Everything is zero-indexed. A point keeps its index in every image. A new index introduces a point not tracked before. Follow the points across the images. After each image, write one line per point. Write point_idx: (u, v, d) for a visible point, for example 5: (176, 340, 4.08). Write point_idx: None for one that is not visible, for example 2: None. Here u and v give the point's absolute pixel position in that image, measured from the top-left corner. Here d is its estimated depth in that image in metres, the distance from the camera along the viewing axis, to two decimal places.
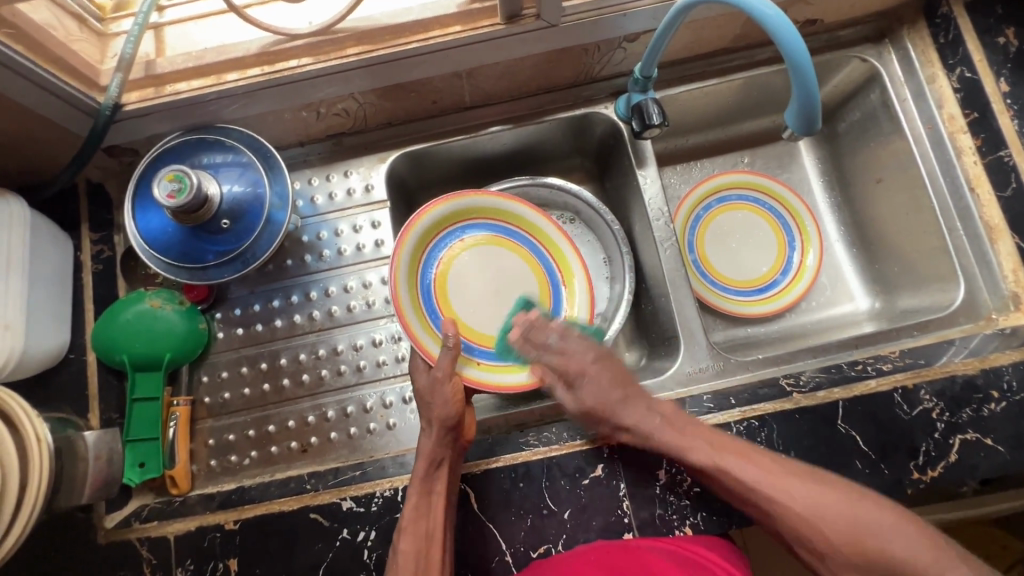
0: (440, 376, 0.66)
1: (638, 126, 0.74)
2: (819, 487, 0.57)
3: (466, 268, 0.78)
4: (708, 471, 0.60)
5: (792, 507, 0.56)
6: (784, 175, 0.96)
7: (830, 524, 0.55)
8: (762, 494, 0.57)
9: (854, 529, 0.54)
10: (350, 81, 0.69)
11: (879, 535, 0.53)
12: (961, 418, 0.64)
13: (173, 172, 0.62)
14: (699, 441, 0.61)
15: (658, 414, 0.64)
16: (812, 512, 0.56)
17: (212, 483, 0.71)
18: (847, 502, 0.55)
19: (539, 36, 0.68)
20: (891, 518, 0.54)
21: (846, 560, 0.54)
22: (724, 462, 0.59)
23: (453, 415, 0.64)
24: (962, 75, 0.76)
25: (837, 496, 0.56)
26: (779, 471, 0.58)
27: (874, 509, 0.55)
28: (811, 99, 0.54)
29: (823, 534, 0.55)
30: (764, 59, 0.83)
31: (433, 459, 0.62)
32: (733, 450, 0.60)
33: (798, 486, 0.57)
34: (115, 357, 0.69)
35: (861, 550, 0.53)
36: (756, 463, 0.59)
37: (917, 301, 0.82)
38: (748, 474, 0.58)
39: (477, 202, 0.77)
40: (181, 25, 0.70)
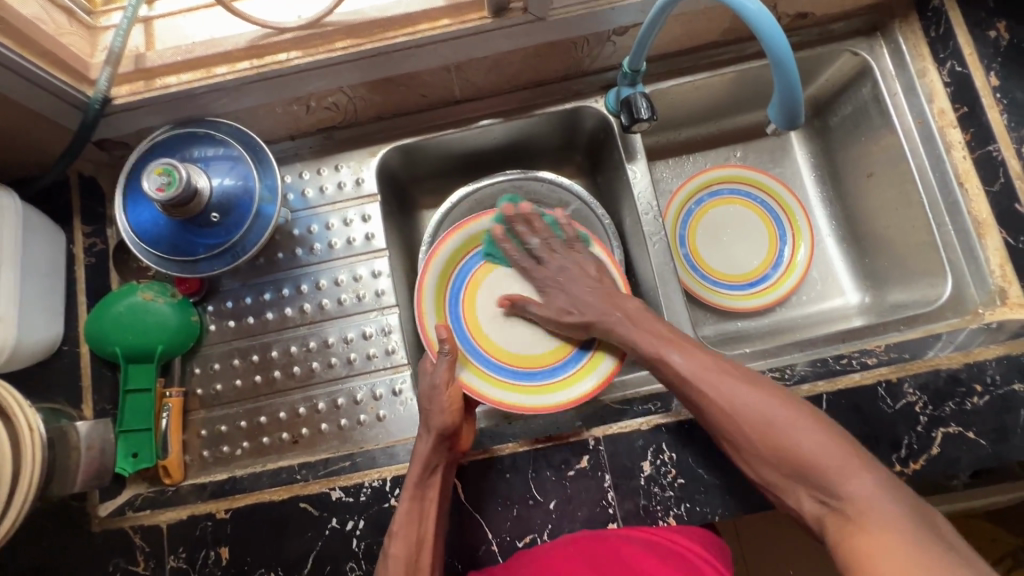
0: (437, 383, 0.67)
1: (626, 120, 0.74)
2: (760, 390, 0.59)
3: (493, 287, 0.78)
4: (650, 362, 0.65)
5: (723, 396, 0.59)
6: (776, 169, 0.97)
7: (751, 419, 0.57)
8: (699, 383, 0.61)
9: (772, 422, 0.57)
10: (340, 75, 0.69)
11: (796, 432, 0.55)
12: (943, 411, 0.64)
13: (162, 166, 0.62)
14: (652, 340, 0.66)
15: (619, 310, 0.70)
16: (745, 409, 0.58)
17: (205, 473, 0.72)
18: (784, 408, 0.57)
19: (526, 30, 0.68)
20: (817, 427, 0.56)
21: (764, 456, 0.57)
22: (666, 353, 0.64)
23: (451, 426, 0.64)
24: (953, 69, 0.75)
25: (776, 402, 0.58)
26: (716, 368, 0.61)
27: (805, 418, 0.56)
28: (793, 94, 0.53)
29: (737, 425, 0.58)
30: (754, 53, 0.83)
31: (427, 465, 0.63)
32: (677, 345, 0.65)
33: (727, 382, 0.60)
34: (108, 349, 0.70)
35: (774, 441, 0.56)
36: (705, 366, 0.62)
37: (906, 296, 0.82)
38: (702, 381, 0.61)
39: (495, 223, 0.79)
40: (170, 18, 0.70)
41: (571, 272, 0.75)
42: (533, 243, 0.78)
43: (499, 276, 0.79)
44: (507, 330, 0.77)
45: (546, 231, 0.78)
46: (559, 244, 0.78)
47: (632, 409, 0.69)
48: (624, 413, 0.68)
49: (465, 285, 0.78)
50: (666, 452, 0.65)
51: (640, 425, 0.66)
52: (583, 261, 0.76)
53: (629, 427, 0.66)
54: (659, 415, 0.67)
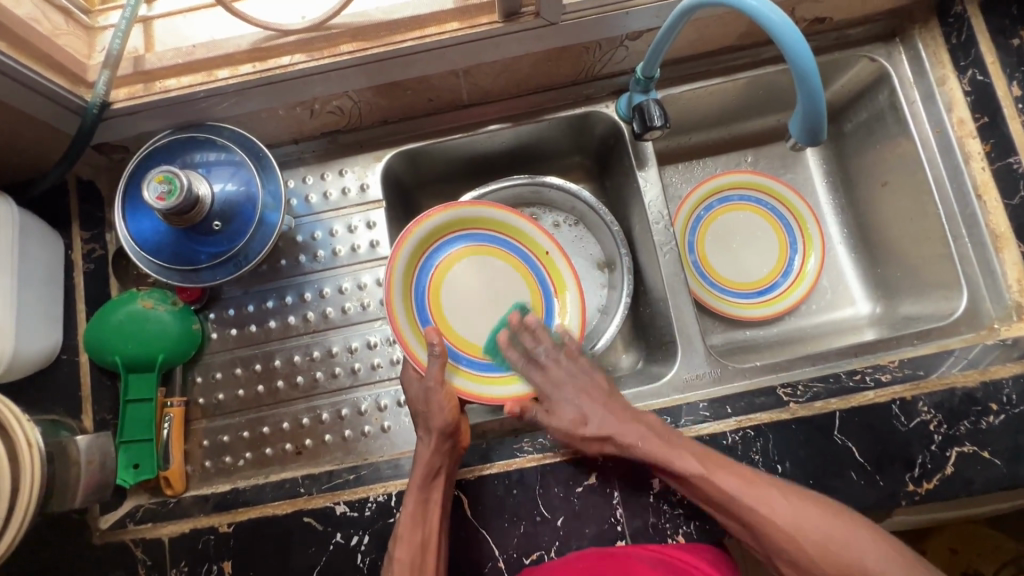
0: (431, 387, 0.65)
1: (639, 127, 0.72)
2: (803, 499, 0.56)
3: (458, 278, 0.76)
4: (689, 480, 0.59)
5: (767, 511, 0.55)
6: (787, 175, 0.95)
7: (801, 537, 0.54)
8: (738, 503, 0.56)
9: (823, 538, 0.53)
10: (345, 79, 0.67)
11: (852, 543, 0.53)
12: (958, 430, 0.63)
13: (163, 174, 0.60)
14: (683, 452, 0.60)
15: (643, 425, 0.63)
16: (794, 523, 0.54)
17: (207, 484, 0.71)
18: (818, 514, 0.55)
19: (537, 35, 0.66)
20: (863, 535, 0.53)
21: (823, 573, 0.53)
22: (706, 470, 0.58)
23: (452, 424, 0.63)
24: (974, 77, 0.74)
25: (823, 509, 0.55)
26: (759, 482, 0.57)
27: (860, 530, 0.54)
28: (817, 108, 0.51)
29: (794, 541, 0.54)
30: (769, 58, 0.81)
31: (429, 468, 0.62)
32: (705, 457, 0.60)
33: (771, 495, 0.56)
34: (107, 359, 0.68)
35: (828, 561, 0.53)
36: (739, 476, 0.58)
37: (918, 309, 0.81)
38: (726, 482, 0.57)
39: (462, 217, 0.75)
40: (170, 18, 0.68)
41: (579, 381, 0.70)
42: (539, 352, 0.72)
43: (461, 267, 0.76)
44: (475, 322, 0.75)
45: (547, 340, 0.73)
46: (558, 355, 0.72)
47: None
48: None
49: (428, 284, 0.74)
50: None
51: None
52: (588, 370, 0.71)
53: None
54: None
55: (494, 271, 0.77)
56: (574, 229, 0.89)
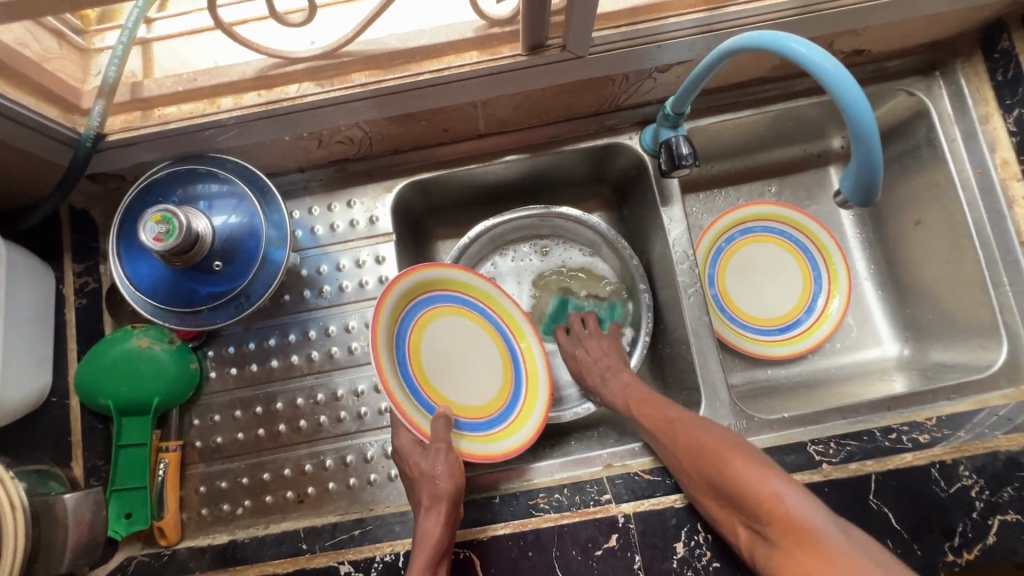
0: (443, 449, 0.62)
1: (667, 165, 0.68)
2: (697, 428, 0.60)
3: (433, 343, 0.69)
4: (623, 410, 0.70)
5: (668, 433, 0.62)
6: (813, 208, 0.91)
7: (687, 453, 0.59)
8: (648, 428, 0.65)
9: (704, 447, 0.58)
10: (356, 111, 0.63)
11: (727, 465, 0.55)
12: (1001, 497, 0.60)
13: (160, 213, 0.57)
14: (619, 394, 0.71)
15: (625, 380, 0.72)
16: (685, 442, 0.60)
17: (203, 534, 0.67)
18: (703, 433, 0.60)
19: (563, 68, 0.62)
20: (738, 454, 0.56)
21: (701, 487, 0.58)
22: (631, 407, 0.69)
23: (458, 491, 0.59)
24: (1020, 117, 0.69)
25: (713, 436, 0.59)
26: (670, 416, 0.64)
27: (742, 457, 0.55)
28: (872, 164, 0.47)
29: (682, 462, 0.60)
30: (802, 90, 0.77)
31: (437, 542, 0.56)
32: (641, 397, 0.69)
33: (673, 425, 0.63)
34: (99, 401, 0.65)
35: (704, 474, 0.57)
36: (659, 410, 0.66)
37: (952, 356, 0.77)
38: (643, 415, 0.67)
39: (431, 275, 0.69)
40: (171, 40, 0.64)
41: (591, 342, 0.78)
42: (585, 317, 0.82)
43: (434, 330, 0.70)
44: (456, 383, 0.70)
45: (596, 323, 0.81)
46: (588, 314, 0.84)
47: (665, 481, 0.64)
48: (656, 486, 0.63)
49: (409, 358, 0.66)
50: (701, 533, 0.60)
51: (673, 502, 0.62)
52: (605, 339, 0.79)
53: (661, 503, 0.62)
54: None
55: (462, 329, 0.72)
56: (586, 259, 0.85)
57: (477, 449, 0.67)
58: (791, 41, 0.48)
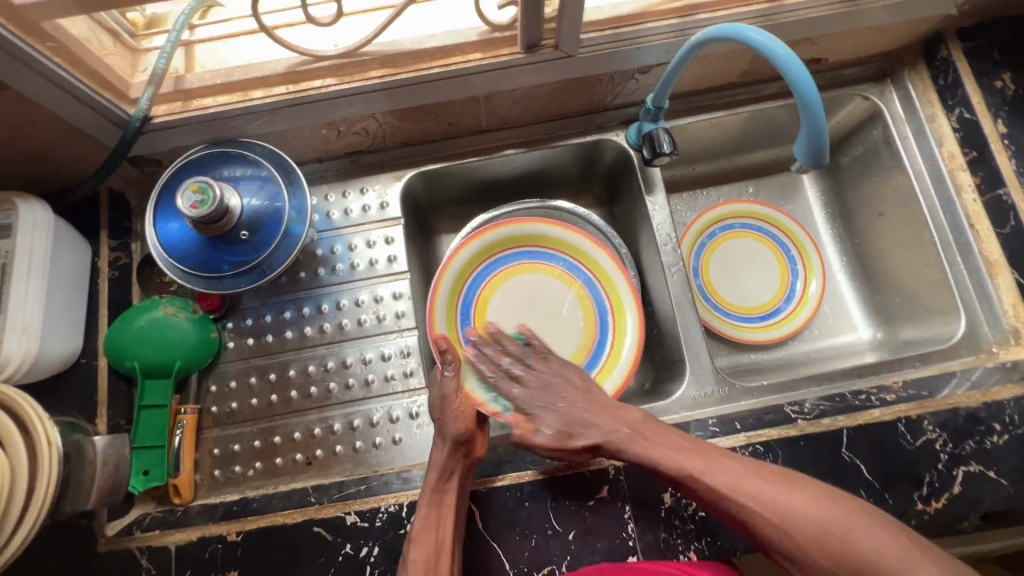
0: (448, 393, 0.67)
1: (648, 154, 0.76)
2: (786, 487, 0.55)
3: (507, 297, 0.82)
4: (680, 479, 0.59)
5: (801, 523, 0.53)
6: (787, 206, 0.98)
7: (808, 528, 0.53)
8: (740, 496, 0.56)
9: (821, 534, 0.52)
10: (371, 102, 0.71)
11: (845, 535, 0.52)
12: (963, 449, 0.65)
13: (197, 184, 0.63)
14: (669, 453, 0.60)
15: (626, 425, 0.63)
16: (841, 539, 0.51)
17: (215, 494, 0.71)
18: (835, 510, 0.53)
19: (556, 66, 0.71)
20: (877, 527, 0.52)
21: (831, 571, 0.51)
22: (693, 468, 0.59)
23: (463, 433, 0.64)
24: (962, 116, 0.78)
25: (809, 499, 0.54)
26: (742, 472, 0.57)
27: (849, 516, 0.53)
28: (820, 135, 0.57)
29: (789, 533, 0.53)
30: (771, 94, 0.87)
31: (443, 471, 0.63)
32: (700, 454, 0.60)
33: (762, 486, 0.56)
34: (126, 364, 0.69)
35: (845, 556, 0.51)
36: (731, 471, 0.57)
37: (918, 333, 0.83)
38: (715, 478, 0.57)
39: (537, 230, 0.82)
40: (212, 43, 0.72)
41: (557, 385, 0.68)
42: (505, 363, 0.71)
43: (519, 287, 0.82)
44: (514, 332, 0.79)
45: (515, 348, 0.72)
46: (532, 356, 0.71)
47: None
48: None
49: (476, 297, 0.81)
50: None
51: None
52: (567, 373, 0.69)
53: None
54: None
55: (551, 292, 0.82)
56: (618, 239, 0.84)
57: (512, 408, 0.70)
58: (749, 31, 0.57)
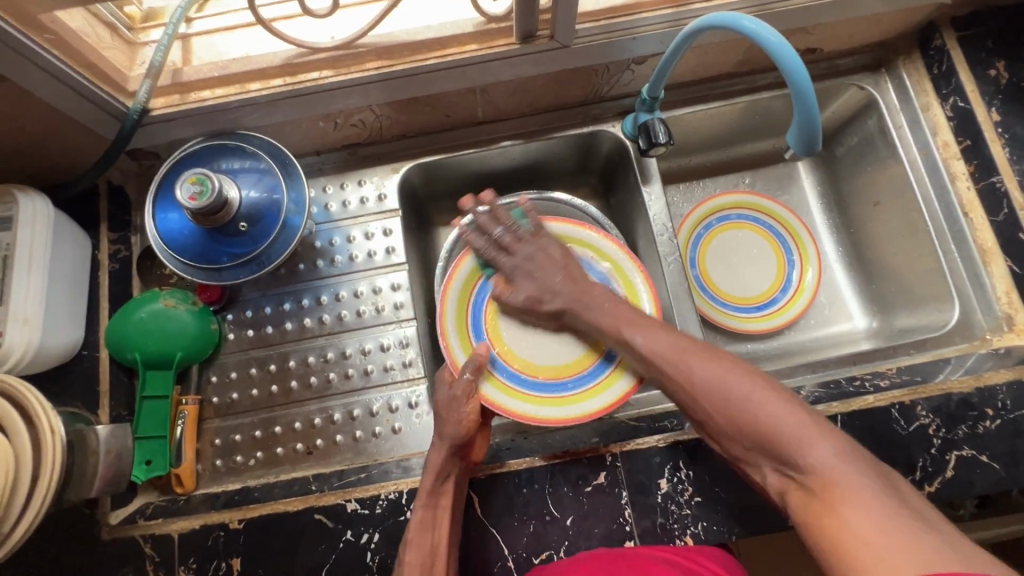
0: (457, 397, 0.66)
1: (644, 144, 0.76)
2: (710, 361, 0.59)
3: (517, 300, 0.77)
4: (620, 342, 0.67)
5: (713, 392, 0.57)
6: (784, 196, 0.99)
7: (710, 393, 0.57)
8: (659, 361, 0.62)
9: (728, 402, 0.55)
10: (368, 94, 0.71)
11: (749, 403, 0.54)
12: (956, 434, 0.65)
13: (196, 175, 0.64)
14: (614, 322, 0.68)
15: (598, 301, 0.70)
16: (746, 411, 0.53)
17: (217, 483, 0.72)
18: (746, 381, 0.55)
19: (551, 57, 0.71)
20: (779, 400, 0.53)
21: (728, 431, 0.55)
22: (631, 336, 0.66)
23: (464, 437, 0.64)
24: (955, 104, 0.79)
25: (729, 372, 0.57)
26: (677, 347, 0.62)
27: (763, 392, 0.54)
28: (813, 122, 0.58)
29: (700, 398, 0.58)
30: (766, 85, 0.87)
31: (440, 473, 0.63)
32: (643, 327, 0.66)
33: (690, 361, 0.60)
34: (127, 355, 0.70)
35: (739, 418, 0.54)
36: (667, 342, 0.63)
37: (913, 321, 0.83)
38: (649, 347, 0.64)
39: (549, 226, 0.80)
40: (209, 36, 0.72)
41: (542, 262, 0.74)
42: (498, 234, 0.76)
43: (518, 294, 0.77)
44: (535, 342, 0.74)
45: (509, 220, 0.76)
46: (526, 232, 0.76)
47: (649, 426, 0.69)
48: (640, 430, 0.68)
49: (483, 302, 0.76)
50: (683, 470, 0.65)
51: (657, 442, 0.66)
52: (548, 247, 0.75)
53: (646, 444, 0.66)
54: (676, 432, 0.67)
55: None
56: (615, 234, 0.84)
57: (538, 411, 0.69)
58: (744, 20, 0.57)
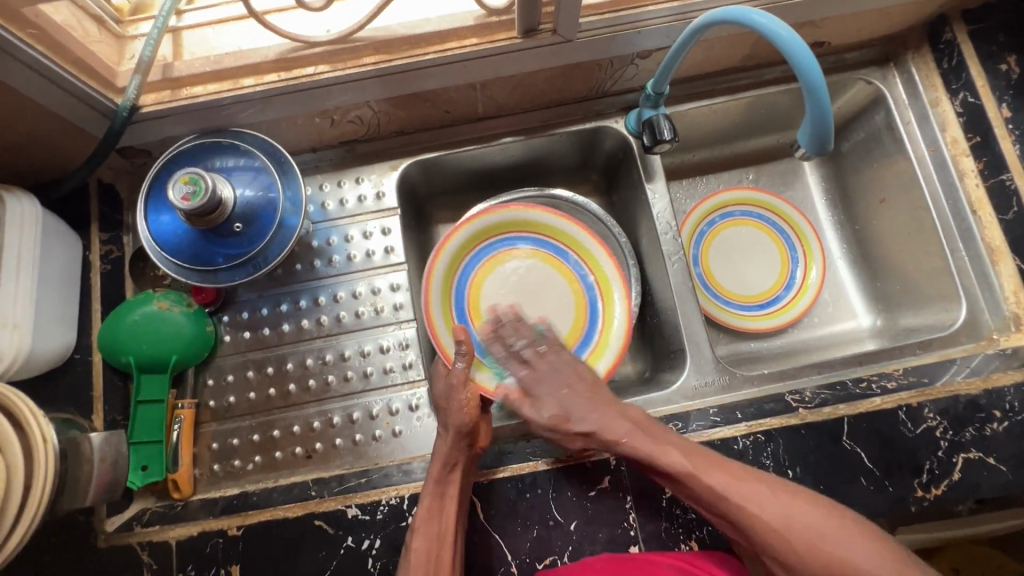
0: (455, 383, 0.67)
1: (648, 141, 0.75)
2: (790, 496, 0.54)
3: (497, 284, 0.80)
4: (678, 476, 0.57)
5: (800, 530, 0.52)
6: (788, 193, 0.97)
7: (772, 519, 0.53)
8: (730, 498, 0.55)
9: (817, 544, 0.51)
10: (365, 90, 0.69)
11: (841, 542, 0.51)
12: (963, 437, 0.65)
13: (188, 175, 0.61)
14: (673, 452, 0.59)
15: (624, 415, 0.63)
16: (843, 553, 0.50)
17: (214, 488, 0.70)
18: (830, 519, 0.52)
19: (554, 51, 0.69)
20: (854, 532, 0.51)
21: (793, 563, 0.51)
22: (694, 468, 0.57)
23: (469, 422, 0.64)
24: (965, 100, 0.77)
25: (810, 509, 0.53)
26: (745, 477, 0.56)
27: (846, 526, 0.52)
28: (824, 120, 0.56)
29: (786, 540, 0.52)
30: (772, 79, 0.85)
31: (447, 462, 0.62)
32: (703, 458, 0.58)
33: (761, 491, 0.55)
34: (121, 358, 0.68)
35: (838, 566, 0.50)
36: (731, 472, 0.56)
37: (919, 320, 0.82)
38: (714, 478, 0.56)
39: (521, 216, 0.80)
40: (200, 29, 0.70)
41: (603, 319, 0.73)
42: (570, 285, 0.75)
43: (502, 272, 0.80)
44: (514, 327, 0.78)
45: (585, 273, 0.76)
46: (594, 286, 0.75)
47: None
48: None
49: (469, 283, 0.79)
50: None
51: None
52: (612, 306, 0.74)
53: None
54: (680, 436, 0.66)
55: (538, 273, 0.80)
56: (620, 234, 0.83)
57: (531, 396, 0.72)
58: (753, 14, 0.56)
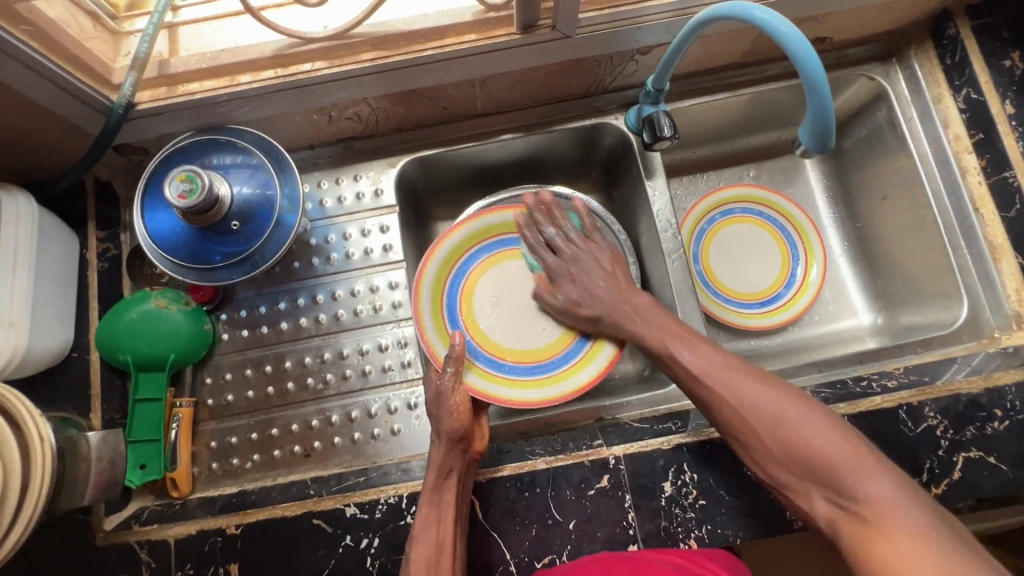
0: (444, 389, 0.66)
1: (648, 138, 0.74)
2: (766, 386, 0.57)
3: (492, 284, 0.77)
4: (659, 356, 0.65)
5: (765, 415, 0.55)
6: (789, 190, 0.97)
7: (763, 416, 0.55)
8: (710, 382, 0.60)
9: (778, 424, 0.54)
10: (363, 86, 0.69)
11: (800, 429, 0.53)
12: (964, 435, 0.64)
13: (184, 173, 0.61)
14: (659, 333, 0.66)
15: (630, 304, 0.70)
16: (798, 435, 0.52)
17: (213, 487, 0.70)
18: (798, 408, 0.54)
19: (553, 47, 0.69)
20: (827, 425, 0.52)
21: (774, 451, 0.54)
22: (676, 348, 0.64)
23: (460, 428, 0.63)
24: (969, 96, 0.77)
25: (784, 398, 0.55)
26: (732, 368, 0.60)
27: (818, 418, 0.53)
28: (825, 118, 0.56)
29: (745, 419, 0.56)
30: (773, 75, 0.85)
31: (442, 469, 0.62)
32: (690, 342, 0.64)
33: (740, 379, 0.58)
34: (118, 357, 0.68)
35: (792, 444, 0.52)
36: (712, 360, 0.61)
37: (921, 318, 0.82)
38: (691, 362, 0.62)
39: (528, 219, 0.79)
40: (197, 25, 0.69)
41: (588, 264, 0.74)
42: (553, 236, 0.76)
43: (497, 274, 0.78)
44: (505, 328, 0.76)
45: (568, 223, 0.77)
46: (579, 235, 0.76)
47: (653, 428, 0.68)
48: (644, 432, 0.67)
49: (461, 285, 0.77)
50: (687, 473, 0.64)
51: (661, 445, 0.65)
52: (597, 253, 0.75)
53: (650, 446, 0.65)
54: (679, 435, 0.66)
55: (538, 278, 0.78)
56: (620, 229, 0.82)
57: (519, 396, 0.71)
58: (754, 9, 0.55)
